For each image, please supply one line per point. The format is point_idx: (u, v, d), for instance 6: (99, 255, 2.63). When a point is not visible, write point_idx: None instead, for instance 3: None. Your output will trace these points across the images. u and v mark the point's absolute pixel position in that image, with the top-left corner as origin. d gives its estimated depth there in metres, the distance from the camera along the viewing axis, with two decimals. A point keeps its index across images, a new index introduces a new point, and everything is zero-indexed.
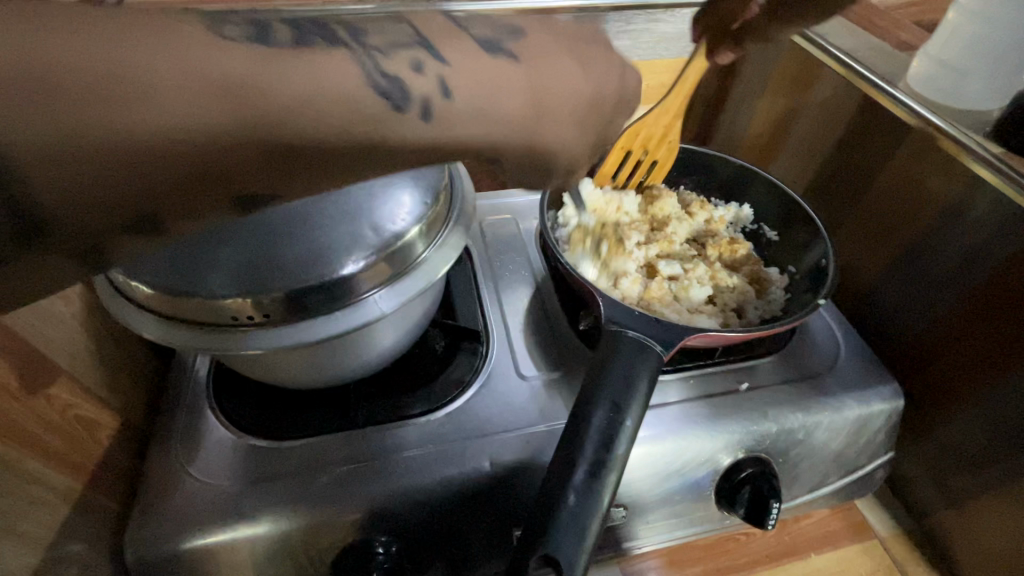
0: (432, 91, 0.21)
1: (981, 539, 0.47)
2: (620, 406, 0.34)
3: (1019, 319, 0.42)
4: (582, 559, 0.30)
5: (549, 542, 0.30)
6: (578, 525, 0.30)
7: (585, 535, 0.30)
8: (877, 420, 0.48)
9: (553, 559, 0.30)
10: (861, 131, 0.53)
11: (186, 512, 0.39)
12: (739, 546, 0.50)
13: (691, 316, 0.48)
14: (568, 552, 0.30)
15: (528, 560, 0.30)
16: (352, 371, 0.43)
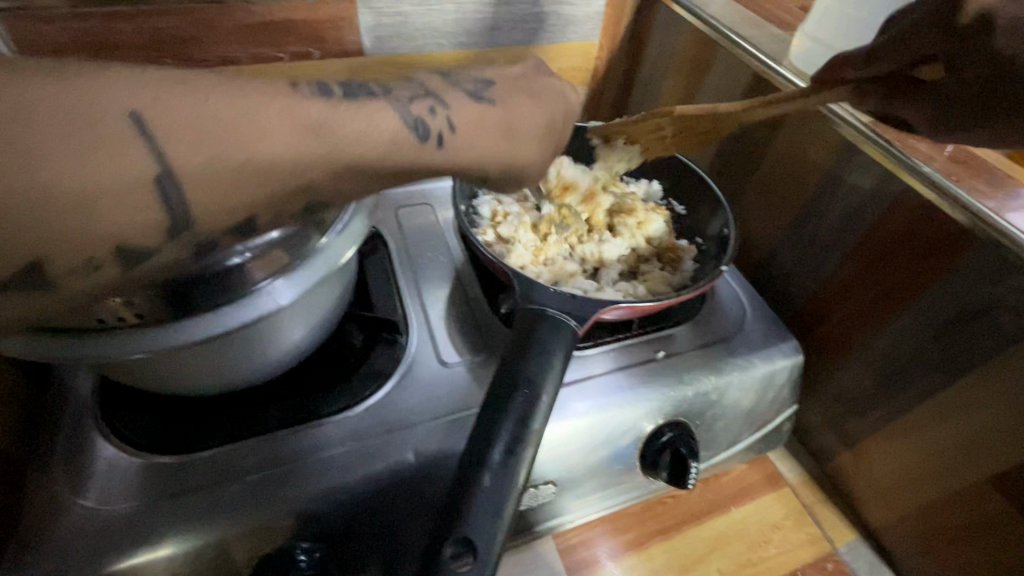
0: (442, 126, 0.27)
1: (874, 476, 0.52)
2: (536, 382, 0.34)
3: (893, 273, 0.47)
4: (503, 534, 0.30)
5: (469, 524, 0.29)
6: (495, 502, 0.30)
7: (506, 512, 0.30)
8: (781, 376, 0.52)
9: (473, 539, 0.29)
10: (754, 107, 0.56)
11: (71, 544, 0.35)
12: (666, 509, 0.53)
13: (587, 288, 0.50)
14: (485, 532, 0.30)
15: (444, 545, 0.29)
16: (257, 371, 0.40)
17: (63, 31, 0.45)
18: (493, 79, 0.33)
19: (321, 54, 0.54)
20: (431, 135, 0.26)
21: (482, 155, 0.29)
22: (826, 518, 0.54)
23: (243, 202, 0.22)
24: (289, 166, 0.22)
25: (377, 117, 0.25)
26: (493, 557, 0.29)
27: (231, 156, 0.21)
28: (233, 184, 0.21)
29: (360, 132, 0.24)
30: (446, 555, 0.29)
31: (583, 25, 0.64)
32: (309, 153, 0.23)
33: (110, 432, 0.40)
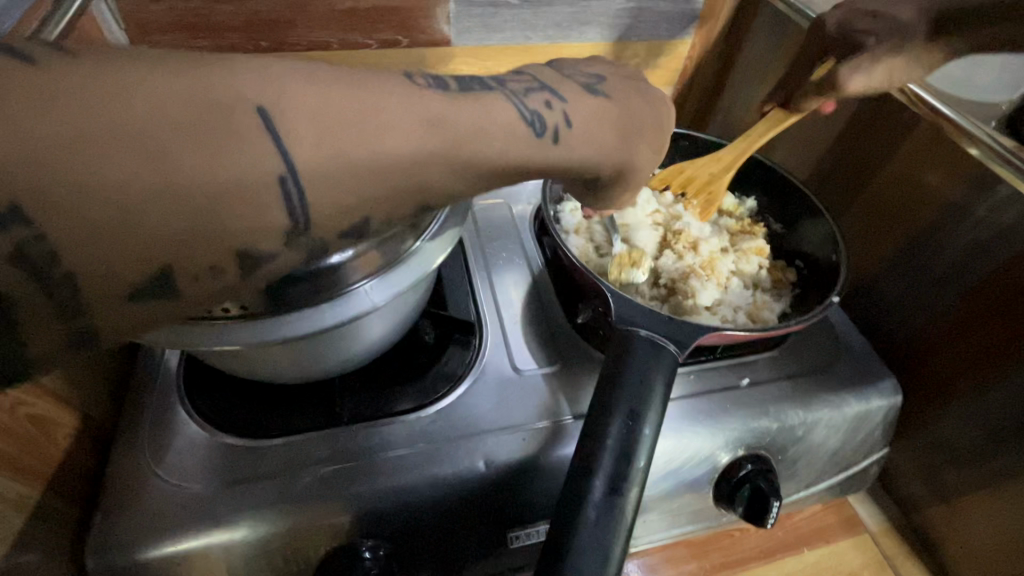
0: (559, 120, 0.25)
1: (974, 537, 0.47)
2: (638, 413, 0.32)
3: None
4: None
5: (574, 568, 0.27)
6: (599, 545, 0.28)
7: (611, 554, 0.28)
8: (876, 416, 0.48)
9: None
10: (866, 122, 0.52)
11: (153, 518, 0.36)
12: (733, 542, 0.50)
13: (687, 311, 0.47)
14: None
15: None
16: (337, 364, 0.40)
17: (170, 11, 0.48)
18: (603, 71, 0.30)
19: (408, 43, 0.55)
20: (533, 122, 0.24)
21: (592, 158, 0.26)
22: (909, 573, 0.50)
23: (189, 219, 0.18)
24: (259, 181, 0.18)
25: (488, 104, 0.23)
26: None
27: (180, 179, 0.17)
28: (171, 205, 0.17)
29: (490, 130, 0.23)
30: None
31: (678, 22, 0.61)
32: (431, 148, 0.21)
33: (192, 410, 0.41)
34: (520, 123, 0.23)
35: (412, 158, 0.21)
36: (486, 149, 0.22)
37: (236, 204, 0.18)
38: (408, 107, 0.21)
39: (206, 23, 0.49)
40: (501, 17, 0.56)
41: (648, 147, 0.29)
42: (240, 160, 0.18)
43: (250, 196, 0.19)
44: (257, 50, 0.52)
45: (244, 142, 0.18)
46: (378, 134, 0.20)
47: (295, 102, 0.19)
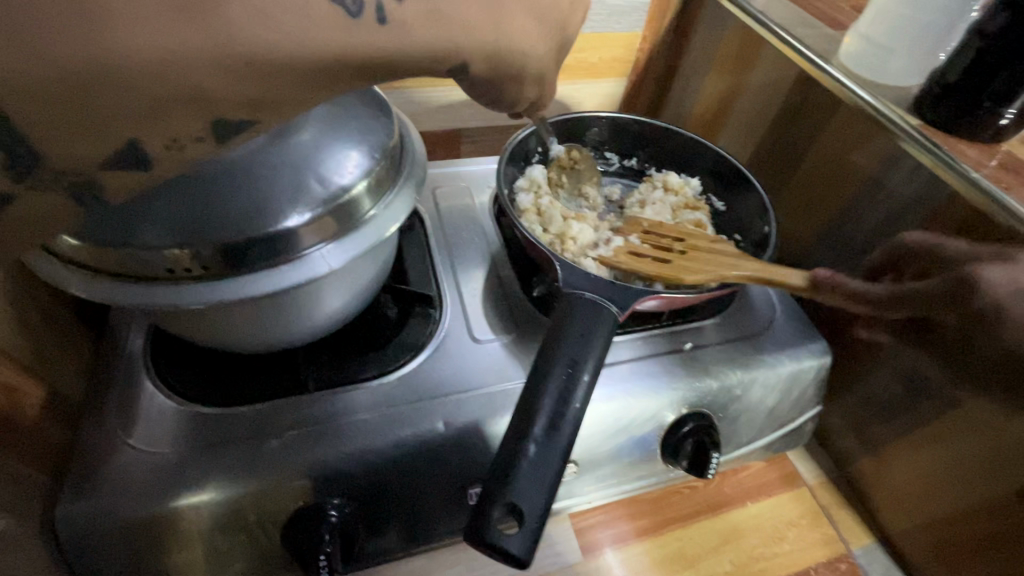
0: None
1: (894, 481, 0.52)
2: (578, 362, 0.35)
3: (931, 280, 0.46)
4: (546, 504, 0.31)
5: (515, 491, 0.31)
6: (539, 475, 0.32)
7: (549, 481, 0.32)
8: (808, 376, 0.52)
9: (518, 505, 0.31)
10: (798, 107, 0.56)
11: (123, 483, 0.38)
12: (683, 498, 0.53)
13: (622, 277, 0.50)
14: (529, 500, 0.31)
15: (491, 510, 0.31)
16: (299, 334, 0.42)
17: None
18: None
19: None
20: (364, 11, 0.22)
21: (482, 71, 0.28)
22: (842, 520, 0.54)
23: (123, 111, 0.20)
24: (149, 66, 0.19)
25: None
26: (537, 523, 0.31)
27: (58, 55, 0.18)
28: (74, 88, 0.19)
29: (271, 14, 0.20)
30: (492, 516, 0.31)
31: (628, 16, 0.64)
32: (183, 43, 0.19)
33: (160, 383, 0.42)
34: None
35: (189, 57, 0.19)
36: (278, 55, 0.21)
37: (119, 91, 0.19)
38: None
39: None
40: None
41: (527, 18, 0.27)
42: (88, 45, 0.18)
43: (127, 95, 0.19)
44: None
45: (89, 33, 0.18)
46: (171, 30, 0.19)
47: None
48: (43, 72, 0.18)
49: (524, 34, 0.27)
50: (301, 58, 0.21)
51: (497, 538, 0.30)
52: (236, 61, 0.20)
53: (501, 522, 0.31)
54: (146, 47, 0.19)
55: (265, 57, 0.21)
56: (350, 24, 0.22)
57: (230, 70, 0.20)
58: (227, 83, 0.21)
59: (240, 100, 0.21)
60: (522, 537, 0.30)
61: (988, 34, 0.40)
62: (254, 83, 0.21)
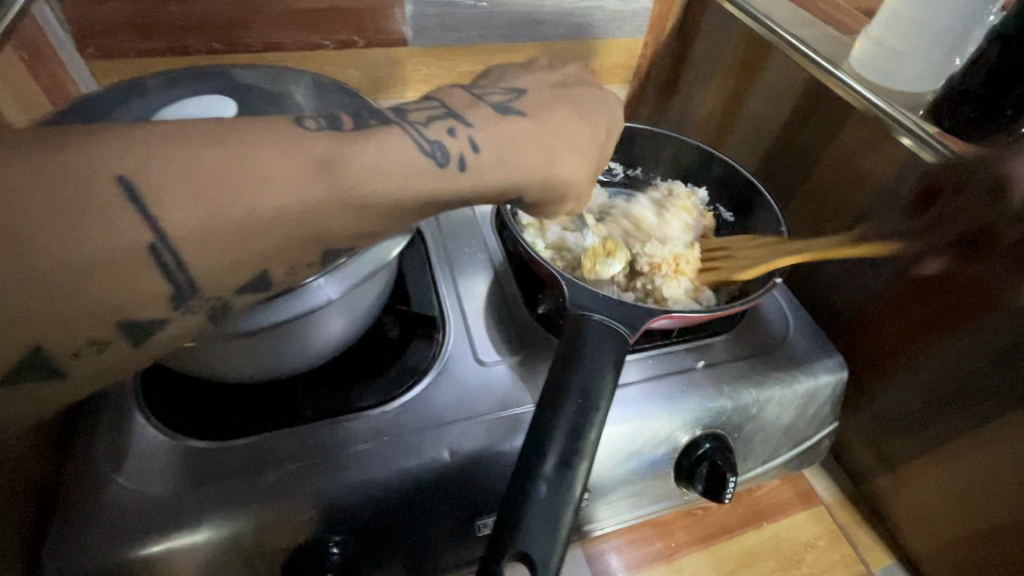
0: (464, 148, 0.28)
1: (917, 501, 0.50)
2: (590, 393, 0.33)
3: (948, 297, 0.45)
4: (557, 549, 0.29)
5: (524, 537, 0.29)
6: (551, 518, 0.30)
7: (561, 525, 0.30)
8: (824, 392, 0.50)
9: (529, 554, 0.29)
10: (807, 114, 0.55)
11: (112, 523, 0.36)
12: (697, 520, 0.52)
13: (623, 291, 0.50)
14: (539, 545, 0.29)
15: (499, 561, 0.29)
16: (298, 362, 0.40)
17: (118, 12, 0.47)
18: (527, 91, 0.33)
19: (365, 43, 0.55)
20: (450, 159, 0.28)
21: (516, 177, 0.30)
22: (861, 539, 0.53)
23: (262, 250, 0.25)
24: (293, 213, 0.24)
25: (385, 147, 0.26)
26: (548, 572, 0.29)
27: (226, 213, 0.23)
28: (234, 238, 0.24)
29: (381, 168, 0.26)
30: (499, 564, 0.29)
31: (630, 21, 0.63)
32: (309, 194, 0.24)
33: (151, 415, 0.41)
34: (418, 155, 0.27)
35: (319, 205, 0.25)
36: (381, 193, 0.26)
37: (264, 236, 0.24)
38: (296, 159, 0.24)
39: (158, 24, 0.49)
40: (458, 16, 0.57)
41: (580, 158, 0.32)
42: (245, 204, 0.23)
43: (271, 238, 0.25)
44: (212, 51, 0.51)
45: (246, 193, 0.23)
46: (307, 186, 0.24)
47: (254, 157, 0.24)
48: (211, 227, 0.23)
49: (573, 169, 0.32)
50: (397, 193, 0.26)
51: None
52: (353, 203, 0.25)
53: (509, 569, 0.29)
54: (284, 199, 0.24)
55: (373, 201, 0.26)
56: (438, 172, 0.27)
57: (347, 208, 0.25)
58: (344, 220, 0.26)
59: (353, 233, 0.26)
60: None
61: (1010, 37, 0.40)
62: (364, 218, 0.26)
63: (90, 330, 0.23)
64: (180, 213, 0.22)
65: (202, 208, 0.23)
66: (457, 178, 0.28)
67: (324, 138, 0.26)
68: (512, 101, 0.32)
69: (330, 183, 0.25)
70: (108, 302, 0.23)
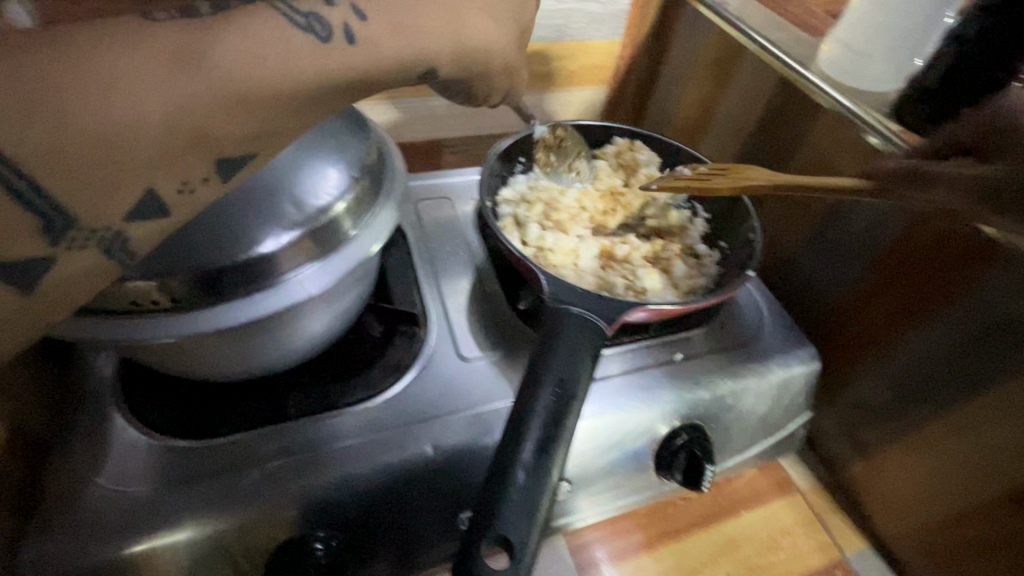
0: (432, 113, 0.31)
1: (888, 487, 0.52)
2: (567, 382, 0.34)
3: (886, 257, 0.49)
4: (535, 534, 0.30)
5: (504, 523, 0.30)
6: (529, 504, 0.30)
7: (538, 511, 0.31)
8: (798, 381, 0.52)
9: (507, 537, 0.30)
10: (778, 113, 0.56)
11: (91, 524, 0.35)
12: (677, 510, 0.53)
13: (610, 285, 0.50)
14: (518, 530, 0.30)
15: (478, 544, 0.29)
16: (278, 360, 0.40)
17: None
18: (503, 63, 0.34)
19: None
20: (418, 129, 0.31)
21: None
22: (835, 525, 0.54)
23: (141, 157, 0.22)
24: (163, 115, 0.21)
25: (238, 34, 0.23)
26: (526, 555, 0.30)
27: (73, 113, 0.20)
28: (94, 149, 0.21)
29: (253, 49, 0.23)
30: (479, 550, 0.29)
31: (606, 23, 0.65)
32: (191, 93, 0.22)
33: (130, 415, 0.40)
34: (292, 34, 0.24)
35: (191, 101, 0.22)
36: (267, 79, 0.23)
37: (136, 142, 0.21)
38: (149, 53, 0.21)
39: None
40: None
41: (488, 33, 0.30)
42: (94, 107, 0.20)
43: (145, 145, 0.21)
44: None
45: (94, 95, 0.20)
46: (170, 81, 0.21)
47: (89, 50, 0.20)
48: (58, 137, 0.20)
49: None
50: (276, 78, 0.23)
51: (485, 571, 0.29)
52: (232, 96, 0.22)
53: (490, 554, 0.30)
54: (151, 97, 0.21)
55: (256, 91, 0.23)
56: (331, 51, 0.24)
57: (228, 107, 0.23)
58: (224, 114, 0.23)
59: (241, 134, 0.24)
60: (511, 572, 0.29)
61: (965, 39, 0.41)
62: (246, 117, 0.23)
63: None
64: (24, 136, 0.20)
65: (52, 118, 0.20)
66: (346, 53, 0.24)
67: (174, 31, 0.22)
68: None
69: (194, 77, 0.22)
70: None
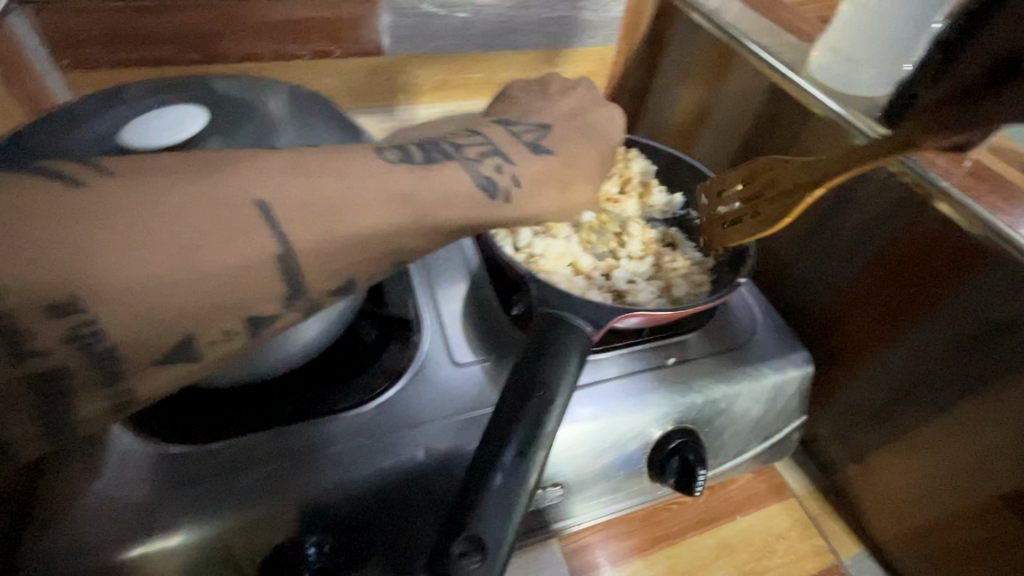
0: (509, 183, 0.33)
1: (884, 491, 0.52)
2: (550, 385, 0.35)
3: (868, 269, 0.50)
4: (510, 535, 0.31)
5: (479, 523, 0.30)
6: (505, 504, 0.31)
7: (513, 512, 0.31)
8: (791, 385, 0.52)
9: (481, 537, 0.30)
10: (770, 119, 0.57)
11: (88, 529, 0.36)
12: (672, 514, 0.53)
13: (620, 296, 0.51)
14: (495, 531, 0.30)
15: (453, 542, 0.30)
16: (272, 366, 0.41)
17: (95, 23, 0.48)
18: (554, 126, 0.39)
19: (341, 53, 0.56)
20: (497, 191, 0.32)
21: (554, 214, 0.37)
22: (831, 529, 0.54)
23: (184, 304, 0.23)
24: (379, 232, 0.27)
25: (451, 176, 0.30)
26: (499, 555, 0.30)
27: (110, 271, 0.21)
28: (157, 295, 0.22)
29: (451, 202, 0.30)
30: (454, 550, 0.29)
31: (599, 30, 0.65)
32: (397, 222, 0.28)
33: (127, 421, 0.41)
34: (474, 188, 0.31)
35: (395, 222, 0.28)
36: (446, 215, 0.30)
37: (344, 251, 0.27)
38: (383, 191, 0.28)
39: (134, 35, 0.49)
40: (432, 26, 0.58)
41: (587, 186, 0.38)
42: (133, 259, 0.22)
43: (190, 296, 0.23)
44: (187, 62, 0.52)
45: (145, 244, 0.22)
46: (386, 212, 0.28)
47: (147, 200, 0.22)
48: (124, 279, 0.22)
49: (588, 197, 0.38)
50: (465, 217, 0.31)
51: (460, 574, 0.29)
52: (409, 211, 0.28)
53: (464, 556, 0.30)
54: (231, 249, 0.24)
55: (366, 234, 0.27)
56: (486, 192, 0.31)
57: (410, 222, 0.28)
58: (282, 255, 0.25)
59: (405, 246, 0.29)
60: (483, 571, 0.29)
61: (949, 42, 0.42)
62: (414, 226, 0.29)
63: (128, 347, 0.23)
64: (220, 255, 0.23)
65: (251, 230, 0.24)
66: (502, 210, 0.32)
67: (403, 169, 0.29)
68: (539, 138, 0.37)
69: (406, 207, 0.28)
70: (145, 324, 0.23)
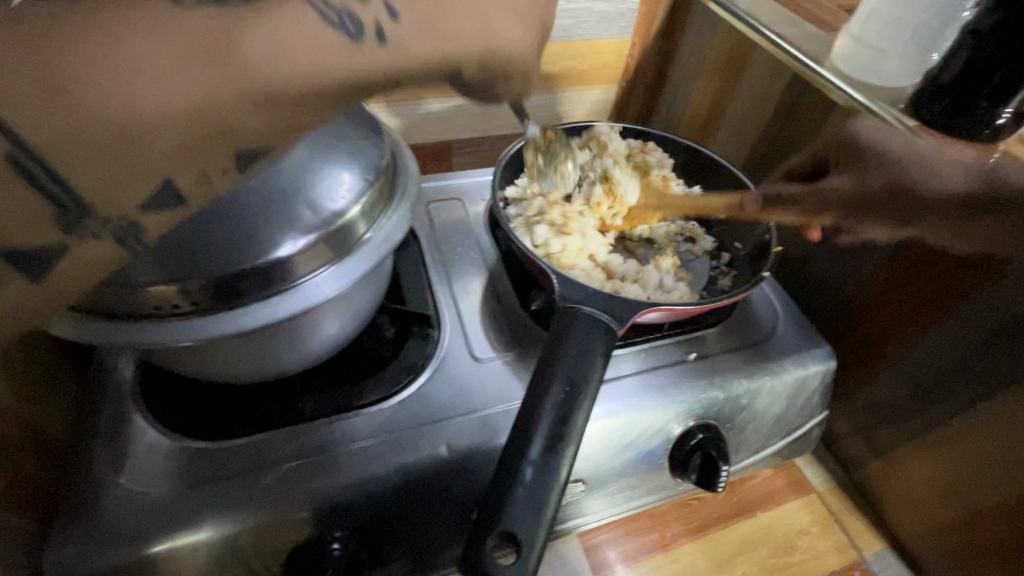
0: (380, 14, 0.22)
1: (907, 487, 0.51)
2: (576, 381, 0.34)
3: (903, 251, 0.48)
4: (543, 532, 0.30)
5: (509, 519, 0.30)
6: (535, 502, 0.31)
7: (545, 510, 0.31)
8: (814, 381, 0.51)
9: (514, 533, 0.30)
10: (791, 109, 0.56)
11: (114, 524, 0.36)
12: (692, 511, 0.52)
13: (619, 286, 0.50)
14: (525, 528, 0.30)
15: (486, 537, 0.30)
16: (294, 362, 0.41)
17: None
18: None
19: None
20: (365, 29, 0.22)
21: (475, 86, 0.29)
22: (853, 525, 0.54)
23: (160, 153, 0.20)
24: (185, 105, 0.19)
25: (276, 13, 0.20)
26: (532, 552, 0.30)
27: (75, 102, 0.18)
28: (117, 139, 0.19)
29: (281, 45, 0.20)
30: (487, 544, 0.30)
31: (616, 22, 0.64)
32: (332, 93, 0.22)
33: (150, 417, 0.41)
34: (323, 29, 0.21)
35: (217, 95, 0.20)
36: (287, 76, 0.21)
37: (167, 129, 0.20)
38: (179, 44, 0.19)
39: None
40: None
41: (516, 20, 0.26)
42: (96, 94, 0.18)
43: (156, 143, 0.20)
44: None
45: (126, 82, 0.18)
46: (190, 71, 0.19)
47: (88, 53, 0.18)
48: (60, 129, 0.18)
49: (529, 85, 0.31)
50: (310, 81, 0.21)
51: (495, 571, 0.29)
52: (259, 93, 0.20)
53: (495, 549, 0.30)
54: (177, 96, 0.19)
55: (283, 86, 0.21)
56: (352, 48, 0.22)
57: (259, 101, 0.21)
58: (241, 109, 0.20)
59: (258, 128, 0.21)
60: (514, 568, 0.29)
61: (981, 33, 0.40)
62: (270, 109, 0.21)
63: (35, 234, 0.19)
64: (41, 108, 0.18)
65: (196, 79, 0.19)
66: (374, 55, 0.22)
67: (207, 12, 0.20)
68: None
69: (219, 70, 0.20)
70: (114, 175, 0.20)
